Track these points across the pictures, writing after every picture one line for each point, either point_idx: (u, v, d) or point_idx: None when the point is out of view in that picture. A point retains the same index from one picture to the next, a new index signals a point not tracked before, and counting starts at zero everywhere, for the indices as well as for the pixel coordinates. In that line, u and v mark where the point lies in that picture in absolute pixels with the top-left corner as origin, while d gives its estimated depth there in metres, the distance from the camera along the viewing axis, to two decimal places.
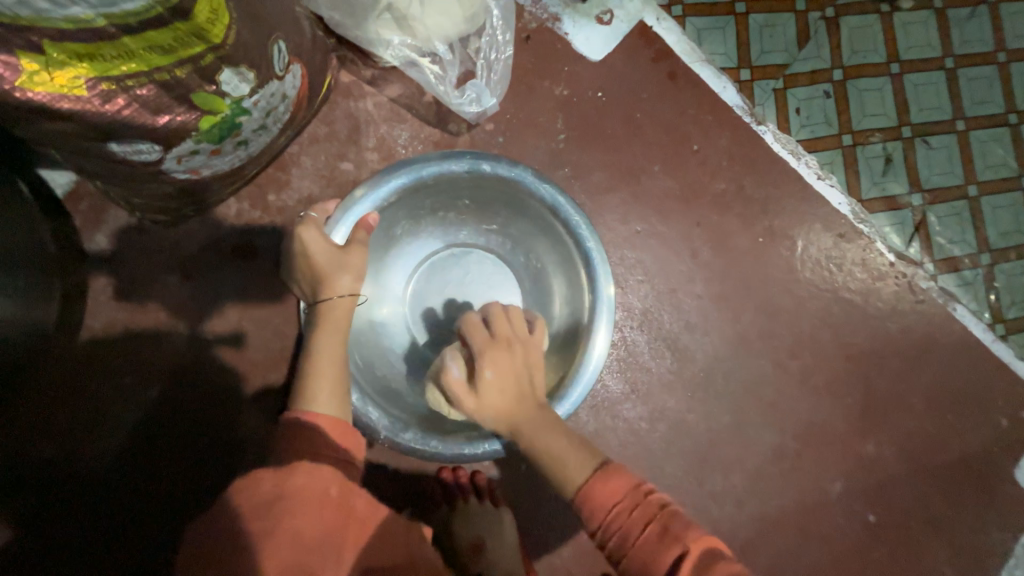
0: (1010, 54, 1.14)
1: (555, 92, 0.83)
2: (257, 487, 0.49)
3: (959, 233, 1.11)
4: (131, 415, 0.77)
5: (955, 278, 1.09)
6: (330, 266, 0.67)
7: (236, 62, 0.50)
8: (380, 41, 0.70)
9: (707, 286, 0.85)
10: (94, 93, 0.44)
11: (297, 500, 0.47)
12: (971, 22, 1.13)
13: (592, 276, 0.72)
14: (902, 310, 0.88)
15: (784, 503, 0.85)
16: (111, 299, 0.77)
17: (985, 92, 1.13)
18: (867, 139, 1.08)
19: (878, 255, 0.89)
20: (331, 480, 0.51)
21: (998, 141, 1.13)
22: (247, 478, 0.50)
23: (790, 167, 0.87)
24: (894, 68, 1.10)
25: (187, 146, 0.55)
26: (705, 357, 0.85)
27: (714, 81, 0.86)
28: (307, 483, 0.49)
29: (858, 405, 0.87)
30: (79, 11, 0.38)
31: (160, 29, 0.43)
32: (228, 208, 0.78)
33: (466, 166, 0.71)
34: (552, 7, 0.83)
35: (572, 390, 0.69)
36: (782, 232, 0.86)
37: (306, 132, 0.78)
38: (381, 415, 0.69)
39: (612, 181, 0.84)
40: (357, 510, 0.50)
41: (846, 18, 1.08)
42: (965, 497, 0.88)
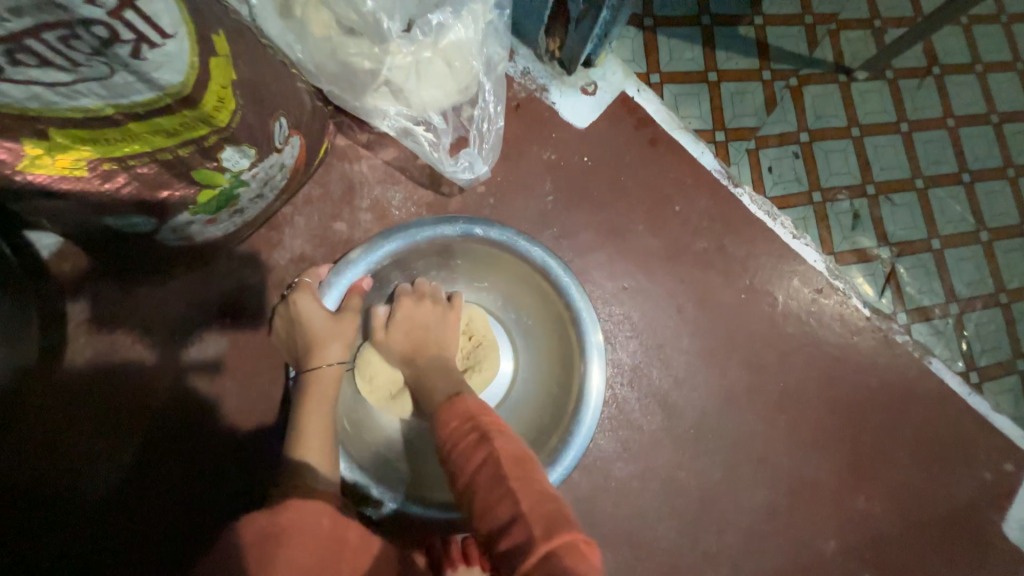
0: (957, 120, 1.24)
1: (543, 156, 0.87)
2: (250, 524, 0.49)
3: (927, 284, 1.16)
4: (104, 480, 0.74)
5: (927, 328, 1.14)
6: (326, 333, 0.70)
7: (238, 141, 0.52)
8: (378, 111, 0.73)
9: (693, 341, 0.87)
10: (94, 173, 0.45)
11: (292, 530, 0.49)
12: (920, 92, 1.24)
13: (584, 338, 0.73)
14: (881, 363, 0.91)
15: (779, 563, 0.84)
16: (91, 359, 0.75)
17: (939, 154, 1.22)
18: (835, 197, 1.15)
19: (854, 309, 0.92)
20: (322, 513, 0.53)
21: (955, 199, 1.21)
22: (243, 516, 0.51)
23: (767, 226, 0.92)
24: (855, 132, 1.18)
25: (184, 217, 0.56)
26: (694, 412, 0.85)
27: (692, 147, 0.91)
28: (300, 517, 0.51)
29: (845, 459, 0.88)
30: (88, 103, 0.39)
31: (169, 116, 0.44)
32: (218, 266, 0.78)
33: (458, 230, 0.73)
34: (539, 78, 0.89)
35: (566, 453, 0.69)
36: (762, 288, 0.90)
37: (300, 193, 0.80)
38: (375, 483, 0.68)
39: (599, 239, 0.87)
40: (348, 539, 0.52)
41: (809, 87, 1.18)
42: (956, 552, 0.87)
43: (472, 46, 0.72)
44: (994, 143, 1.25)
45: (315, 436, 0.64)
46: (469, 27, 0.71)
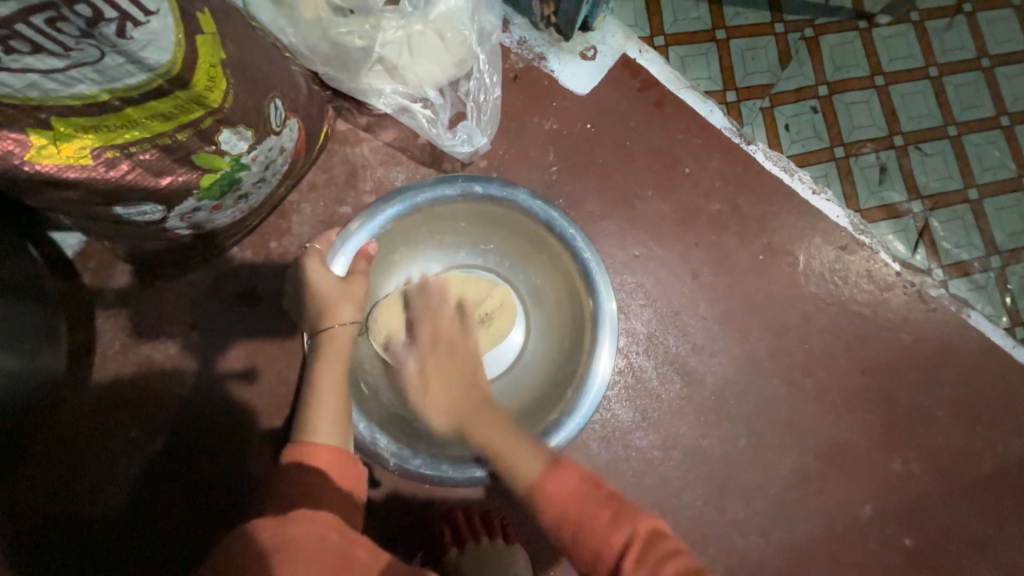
0: (993, 59, 1.16)
1: (544, 126, 0.85)
2: (255, 537, 0.48)
3: (965, 237, 1.09)
4: (137, 467, 0.77)
5: (966, 283, 1.07)
6: (335, 296, 0.68)
7: (234, 123, 0.52)
8: (373, 91, 0.72)
9: (710, 307, 0.84)
10: (99, 161, 0.46)
11: (295, 547, 0.48)
12: (950, 31, 1.15)
13: (591, 287, 0.72)
14: (914, 320, 0.86)
15: (811, 529, 0.81)
16: (119, 353, 0.79)
17: (973, 97, 1.14)
18: (859, 150, 1.08)
19: (882, 265, 0.87)
20: (329, 525, 0.52)
21: (993, 144, 1.13)
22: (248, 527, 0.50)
23: (783, 183, 0.87)
24: (879, 80, 1.11)
25: (189, 204, 0.57)
26: (715, 380, 0.83)
27: (701, 106, 0.88)
28: (307, 531, 0.50)
29: (879, 420, 0.84)
30: (84, 88, 0.40)
31: (162, 98, 0.44)
32: (231, 257, 0.80)
33: (458, 189, 0.73)
34: (536, 47, 0.87)
35: (583, 403, 0.69)
36: (782, 248, 0.86)
37: (305, 180, 0.81)
38: (389, 443, 0.68)
39: (606, 208, 0.85)
40: (356, 555, 0.52)
41: (825, 36, 1.11)
42: (1004, 512, 0.83)
43: (462, 15, 0.71)
44: None
45: (328, 398, 0.64)
46: None
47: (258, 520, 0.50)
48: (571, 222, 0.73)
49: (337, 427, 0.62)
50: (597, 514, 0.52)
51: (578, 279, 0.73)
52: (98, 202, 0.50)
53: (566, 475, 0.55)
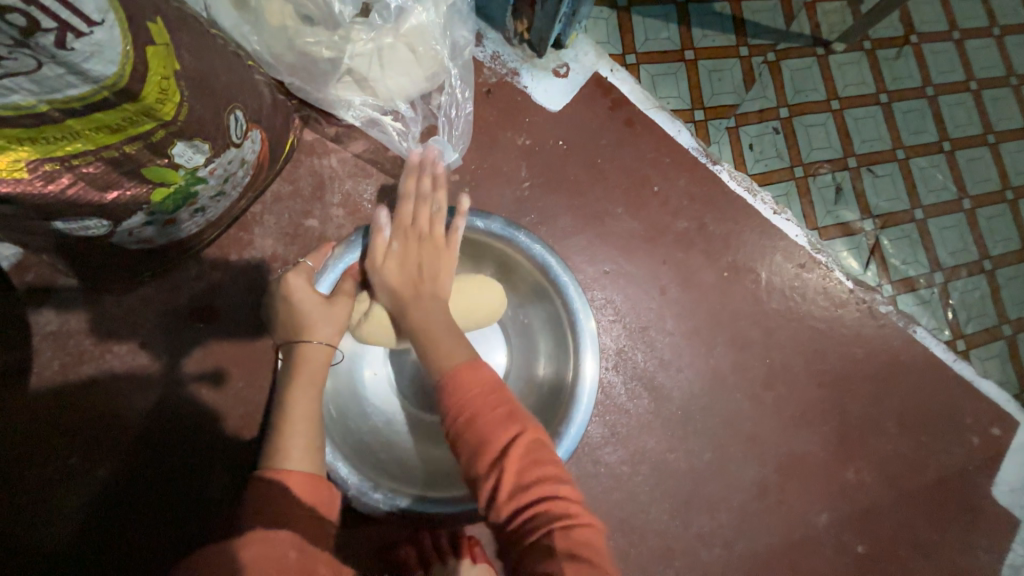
0: (937, 88, 1.24)
1: (517, 141, 0.86)
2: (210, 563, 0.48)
3: (912, 255, 1.16)
4: (78, 495, 0.72)
5: (913, 298, 1.14)
6: (316, 316, 0.65)
7: (189, 136, 0.50)
8: (341, 102, 0.71)
9: (678, 322, 0.86)
10: (36, 175, 0.43)
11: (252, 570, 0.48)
12: (899, 61, 1.23)
13: (578, 335, 0.71)
14: (866, 335, 0.91)
15: (771, 539, 0.84)
16: (59, 371, 0.73)
17: (920, 123, 1.22)
18: (817, 170, 1.14)
19: (837, 282, 0.92)
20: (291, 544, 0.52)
21: (936, 168, 1.21)
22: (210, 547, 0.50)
23: (746, 202, 0.90)
24: (835, 105, 1.17)
25: (139, 218, 0.54)
26: (681, 394, 0.85)
27: (669, 125, 0.90)
28: (263, 553, 0.50)
29: (834, 432, 0.88)
30: (19, 99, 0.37)
31: (108, 110, 0.42)
32: (188, 271, 0.76)
33: (457, 221, 0.72)
34: (510, 62, 0.87)
35: (555, 452, 0.68)
36: (745, 265, 0.89)
37: (268, 191, 0.78)
38: (352, 472, 0.66)
39: (578, 224, 0.86)
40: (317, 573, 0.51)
41: (787, 61, 1.16)
42: (947, 517, 0.88)
43: (433, 29, 0.70)
44: (974, 110, 1.25)
45: (301, 423, 0.61)
46: (430, 11, 0.69)
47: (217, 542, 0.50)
48: (567, 267, 0.73)
49: (310, 452, 0.60)
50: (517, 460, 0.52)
51: (567, 325, 0.73)
52: (36, 214, 0.47)
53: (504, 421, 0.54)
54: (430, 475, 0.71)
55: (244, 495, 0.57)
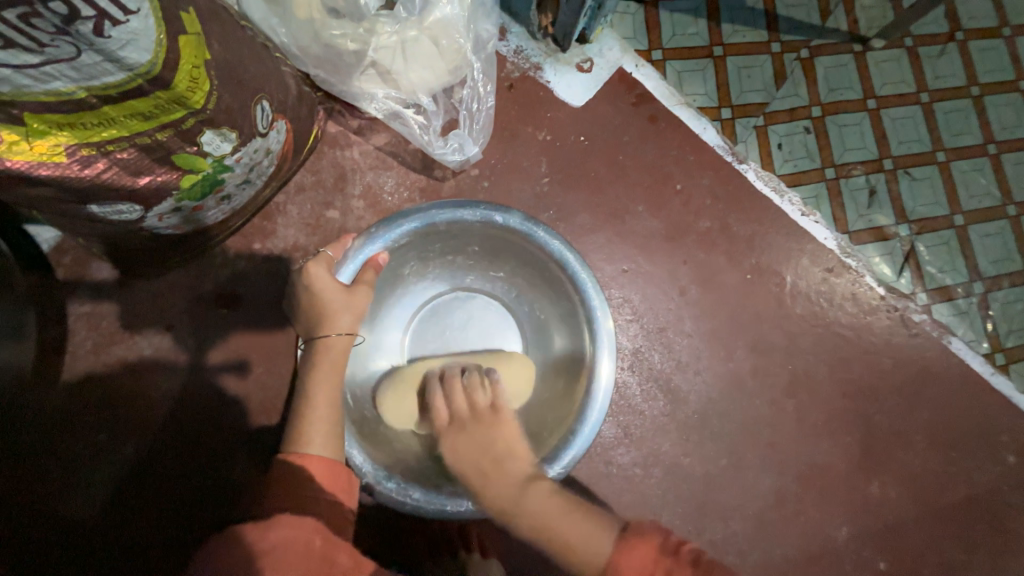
0: (983, 88, 1.17)
1: (538, 137, 0.85)
2: (236, 546, 0.47)
3: (949, 262, 1.11)
4: (106, 469, 0.75)
5: (949, 308, 1.08)
6: (336, 306, 0.66)
7: (217, 125, 0.51)
8: (364, 94, 0.72)
9: (697, 324, 0.84)
10: (73, 159, 0.44)
11: (276, 554, 0.47)
12: (942, 59, 1.17)
13: (596, 334, 0.70)
14: (896, 344, 0.87)
15: (787, 551, 0.81)
16: (92, 351, 0.77)
17: (963, 124, 1.16)
18: (849, 172, 1.09)
19: (867, 289, 0.88)
20: (314, 531, 0.51)
21: (980, 172, 1.15)
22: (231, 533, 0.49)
23: (772, 203, 0.88)
24: (871, 104, 1.13)
25: (168, 204, 0.56)
26: (698, 398, 0.83)
27: (694, 123, 0.88)
28: (288, 537, 0.49)
29: (858, 443, 0.84)
30: (59, 86, 0.39)
31: (141, 98, 0.43)
32: (214, 257, 0.79)
33: (478, 215, 0.71)
34: (533, 57, 0.86)
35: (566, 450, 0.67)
36: (769, 268, 0.86)
37: (292, 182, 0.80)
38: (367, 461, 0.66)
39: (597, 221, 0.85)
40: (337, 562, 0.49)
41: (821, 58, 1.12)
42: (978, 538, 0.84)
43: (458, 23, 0.70)
44: None
45: (321, 410, 0.62)
46: (455, 4, 0.69)
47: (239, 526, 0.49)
48: (586, 263, 0.72)
49: (331, 438, 0.61)
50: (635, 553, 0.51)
51: (583, 324, 0.72)
52: (74, 197, 0.48)
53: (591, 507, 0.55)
54: (443, 468, 0.72)
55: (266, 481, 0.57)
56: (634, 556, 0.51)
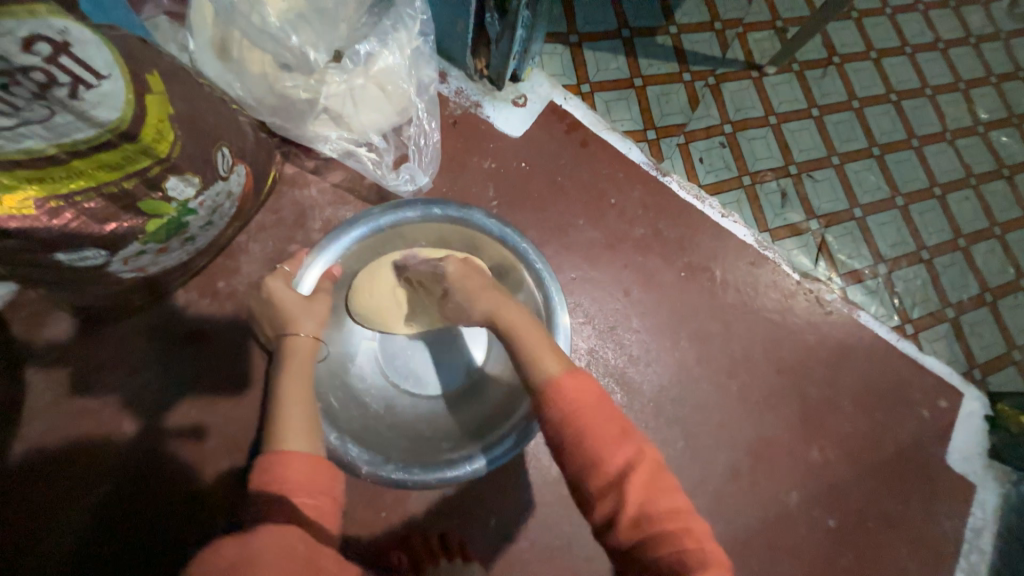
0: (861, 101, 1.38)
1: (483, 165, 0.93)
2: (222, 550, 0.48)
3: (855, 249, 1.27)
4: (70, 524, 0.74)
5: (861, 288, 1.24)
6: (297, 312, 0.70)
7: (181, 171, 0.56)
8: (318, 137, 0.78)
9: (643, 320, 0.93)
10: (42, 211, 0.47)
11: (263, 558, 0.47)
12: (825, 79, 1.37)
13: (547, 298, 0.78)
14: (816, 322, 0.99)
15: (747, 521, 0.88)
16: (52, 405, 0.76)
17: (849, 132, 1.35)
18: (762, 178, 1.25)
19: (786, 275, 1.00)
20: (297, 537, 0.51)
21: (869, 170, 1.34)
22: (217, 542, 0.49)
23: (696, 208, 0.99)
24: (772, 119, 1.30)
25: (134, 248, 0.59)
26: (652, 388, 0.90)
27: (621, 144, 0.99)
28: (275, 541, 0.49)
29: (797, 413, 0.94)
30: (32, 144, 0.42)
31: (110, 150, 0.48)
32: (177, 299, 0.81)
33: (418, 211, 0.80)
34: (473, 96, 0.96)
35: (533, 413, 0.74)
36: (700, 265, 0.97)
37: (253, 221, 0.84)
38: (362, 451, 0.72)
39: (545, 236, 0.93)
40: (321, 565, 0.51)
41: (726, 84, 1.29)
42: (908, 487, 0.94)
43: (400, 71, 0.79)
44: (896, 118, 1.39)
45: (295, 409, 0.63)
46: (396, 54, 0.78)
47: (224, 537, 0.49)
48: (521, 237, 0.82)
49: (308, 434, 0.61)
50: (607, 431, 0.52)
51: (533, 289, 0.80)
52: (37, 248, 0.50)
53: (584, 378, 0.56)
54: (437, 443, 0.77)
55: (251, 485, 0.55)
56: (609, 429, 0.52)
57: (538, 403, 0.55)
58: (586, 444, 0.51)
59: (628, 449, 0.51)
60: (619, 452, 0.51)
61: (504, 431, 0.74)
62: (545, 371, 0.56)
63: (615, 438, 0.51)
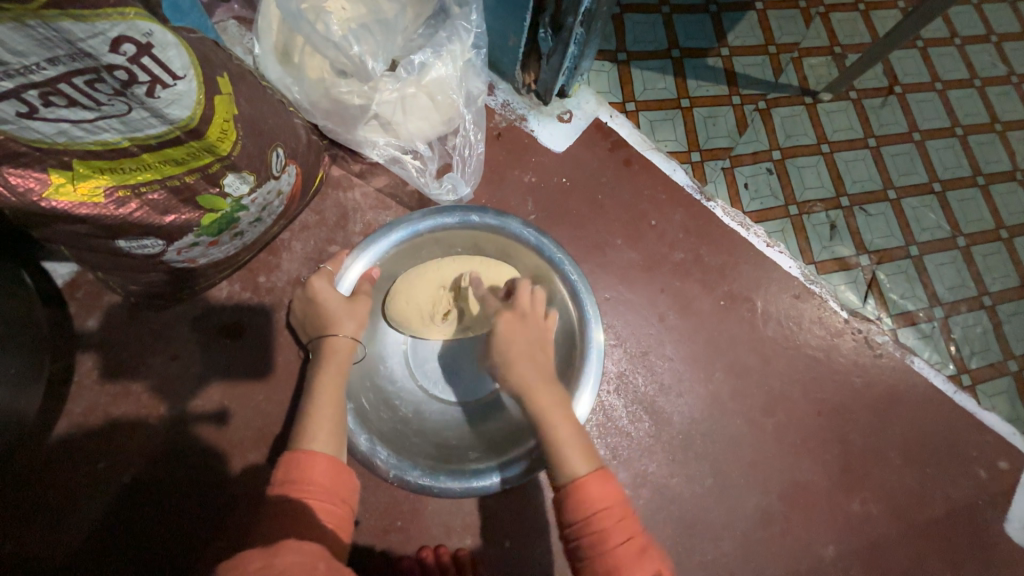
0: (923, 133, 1.31)
1: (524, 179, 0.93)
2: (241, 569, 0.46)
3: (910, 289, 1.20)
4: (103, 500, 0.77)
5: (914, 332, 1.16)
6: (340, 313, 0.71)
7: (239, 168, 0.58)
8: (367, 142, 0.80)
9: (677, 348, 0.90)
10: (110, 200, 0.50)
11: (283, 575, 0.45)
12: (884, 110, 1.31)
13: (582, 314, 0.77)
14: (863, 364, 0.93)
15: (777, 571, 0.83)
16: (97, 382, 0.79)
17: (908, 165, 1.28)
18: (811, 209, 1.20)
19: (832, 312, 0.95)
20: (316, 555, 0.49)
21: (928, 207, 1.26)
22: (234, 557, 0.48)
23: (740, 236, 0.96)
24: (825, 148, 1.25)
25: (188, 240, 0.61)
26: (681, 419, 0.87)
27: (665, 165, 0.97)
28: (295, 561, 0.47)
29: (837, 461, 0.88)
30: (107, 136, 0.45)
31: (176, 146, 0.50)
32: (220, 290, 0.83)
33: (457, 218, 0.79)
34: (519, 110, 0.96)
35: None
36: (741, 294, 0.93)
37: (297, 220, 0.86)
38: (389, 456, 0.71)
39: (581, 253, 0.92)
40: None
41: (777, 109, 1.25)
42: (960, 554, 0.86)
43: (451, 81, 0.80)
44: (962, 154, 1.31)
45: (326, 406, 0.64)
46: (449, 65, 0.79)
47: (244, 552, 0.48)
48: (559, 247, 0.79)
49: (334, 437, 0.61)
50: (621, 542, 0.55)
51: (566, 298, 0.79)
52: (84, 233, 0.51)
53: (604, 484, 0.58)
54: (463, 452, 0.76)
55: (275, 479, 0.56)
56: (628, 545, 0.55)
57: (562, 505, 0.59)
58: (604, 556, 0.55)
59: (644, 567, 0.54)
60: (635, 567, 0.54)
61: (527, 446, 0.72)
62: (574, 474, 0.59)
63: (632, 555, 0.54)
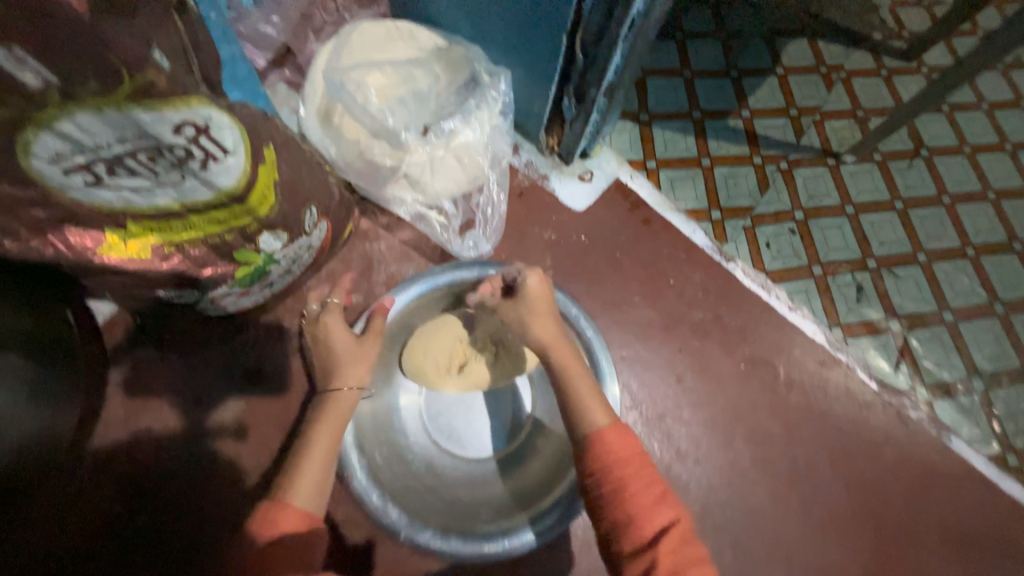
0: (952, 197, 1.28)
1: (544, 235, 0.96)
2: None
3: (945, 358, 1.15)
4: (115, 540, 0.78)
5: (951, 404, 1.10)
6: (353, 362, 0.71)
7: (274, 227, 0.62)
8: (396, 199, 0.85)
9: (695, 412, 0.87)
10: (155, 255, 0.54)
11: None
12: (910, 172, 1.30)
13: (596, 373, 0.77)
14: (896, 440, 0.88)
15: None
16: (122, 420, 0.82)
17: (938, 229, 1.25)
18: (836, 270, 1.18)
19: (861, 383, 0.91)
20: None
21: (961, 272, 1.22)
22: None
23: (762, 299, 0.94)
24: (849, 209, 1.24)
25: (222, 290, 0.65)
26: (700, 489, 0.83)
27: (684, 226, 0.98)
28: None
29: (869, 545, 0.82)
30: (161, 200, 0.49)
31: (219, 208, 0.54)
32: (245, 334, 0.86)
33: (474, 272, 0.81)
34: (541, 169, 1.00)
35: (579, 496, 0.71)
36: (763, 360, 0.91)
37: (324, 269, 0.89)
38: (401, 515, 0.70)
39: (599, 310, 0.92)
40: None
41: (799, 170, 1.26)
42: None
43: (477, 145, 0.85)
44: (996, 218, 1.27)
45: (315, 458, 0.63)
46: (476, 131, 0.84)
47: None
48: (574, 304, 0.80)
49: (314, 489, 0.60)
50: (642, 485, 0.53)
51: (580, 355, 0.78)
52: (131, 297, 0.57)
53: (623, 432, 0.58)
54: (475, 512, 0.75)
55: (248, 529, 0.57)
56: (645, 492, 0.53)
57: (581, 456, 0.58)
58: (622, 500, 0.53)
59: (660, 514, 0.52)
60: (653, 514, 0.51)
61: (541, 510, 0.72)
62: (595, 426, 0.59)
63: (649, 501, 0.52)
